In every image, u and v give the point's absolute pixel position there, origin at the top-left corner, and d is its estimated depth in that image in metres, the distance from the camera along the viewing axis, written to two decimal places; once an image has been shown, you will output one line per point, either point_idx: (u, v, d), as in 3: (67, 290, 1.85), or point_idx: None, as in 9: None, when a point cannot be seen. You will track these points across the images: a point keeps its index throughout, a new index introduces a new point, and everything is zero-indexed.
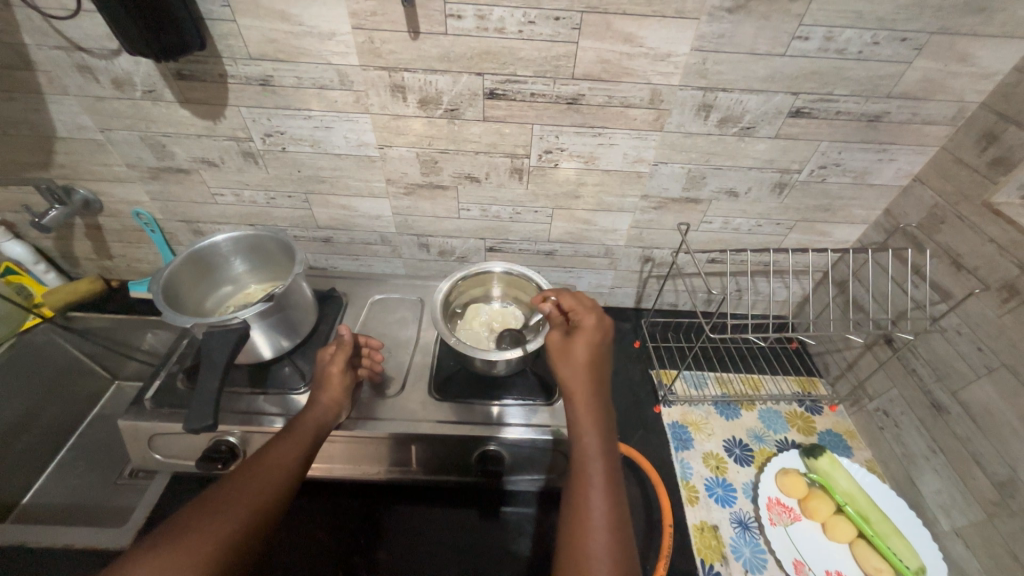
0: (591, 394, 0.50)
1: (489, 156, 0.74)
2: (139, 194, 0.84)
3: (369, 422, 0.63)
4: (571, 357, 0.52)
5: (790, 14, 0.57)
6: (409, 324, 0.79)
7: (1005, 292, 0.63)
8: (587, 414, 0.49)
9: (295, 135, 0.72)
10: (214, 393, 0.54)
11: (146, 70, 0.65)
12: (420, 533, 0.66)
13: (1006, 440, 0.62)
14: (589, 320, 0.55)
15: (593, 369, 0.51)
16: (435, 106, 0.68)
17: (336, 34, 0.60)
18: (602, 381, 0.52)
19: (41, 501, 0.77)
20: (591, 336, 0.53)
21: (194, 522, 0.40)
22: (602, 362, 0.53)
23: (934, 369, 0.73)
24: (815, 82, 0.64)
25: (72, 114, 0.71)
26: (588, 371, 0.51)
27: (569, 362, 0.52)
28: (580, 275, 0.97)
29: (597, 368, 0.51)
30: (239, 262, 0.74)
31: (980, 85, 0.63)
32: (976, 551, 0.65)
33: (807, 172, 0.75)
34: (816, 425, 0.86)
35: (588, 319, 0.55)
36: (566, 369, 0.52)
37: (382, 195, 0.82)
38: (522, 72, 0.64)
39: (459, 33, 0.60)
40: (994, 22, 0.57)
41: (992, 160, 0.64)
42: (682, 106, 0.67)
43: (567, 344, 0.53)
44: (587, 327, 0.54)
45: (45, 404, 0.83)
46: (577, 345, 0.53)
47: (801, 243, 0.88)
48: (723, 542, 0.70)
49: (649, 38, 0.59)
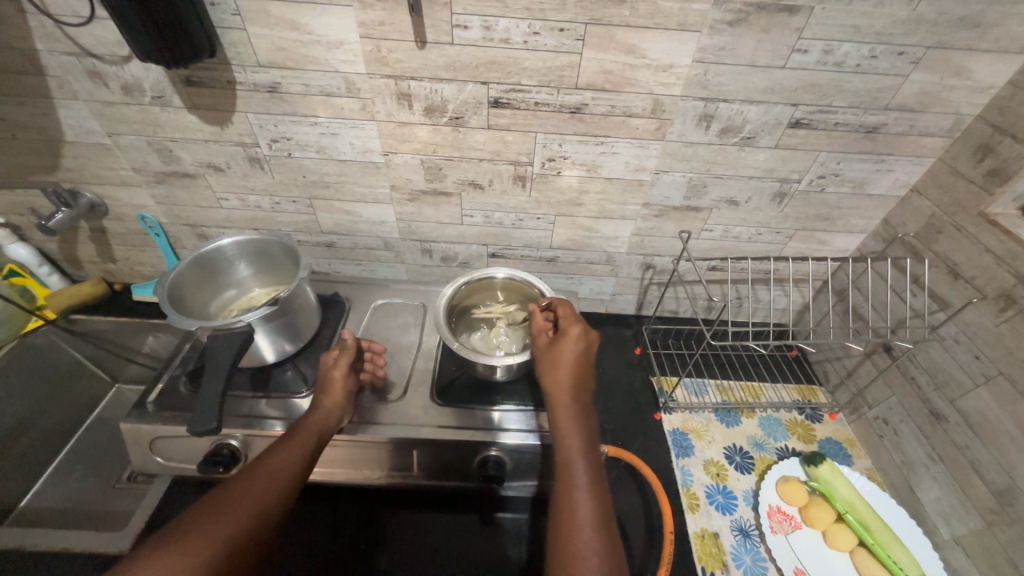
0: (574, 399, 0.52)
1: (492, 163, 0.75)
2: (144, 197, 0.84)
3: (370, 427, 0.63)
4: (556, 366, 0.55)
5: (789, 28, 0.58)
6: (411, 329, 0.79)
7: (1001, 301, 0.63)
8: (570, 419, 0.51)
9: (301, 141, 0.73)
10: (218, 397, 0.54)
11: (155, 77, 0.66)
12: (421, 538, 0.66)
13: (1004, 449, 0.62)
14: (573, 330, 0.57)
15: (575, 376, 0.54)
16: (440, 114, 0.69)
17: (344, 42, 0.61)
18: (585, 387, 0.54)
19: (39, 504, 0.77)
20: (575, 345, 0.56)
21: (198, 522, 0.40)
22: (585, 370, 0.55)
23: (933, 377, 0.73)
24: (813, 94, 0.65)
25: (81, 119, 0.72)
26: (571, 378, 0.53)
27: (554, 370, 0.54)
28: (581, 282, 0.97)
29: (578, 375, 0.54)
30: (244, 265, 0.74)
31: (975, 98, 0.64)
32: (976, 560, 0.65)
33: (806, 181, 0.76)
34: (816, 432, 0.87)
35: (573, 329, 0.57)
36: (551, 377, 0.54)
37: (386, 201, 0.83)
38: (527, 82, 0.65)
39: (465, 43, 0.61)
40: (989, 37, 0.58)
41: (988, 171, 0.65)
42: (684, 116, 0.68)
43: (552, 352, 0.56)
44: (572, 337, 0.56)
45: (46, 406, 0.83)
46: (562, 354, 0.55)
47: (800, 252, 0.89)
48: (723, 550, 0.70)
49: (651, 50, 0.61)
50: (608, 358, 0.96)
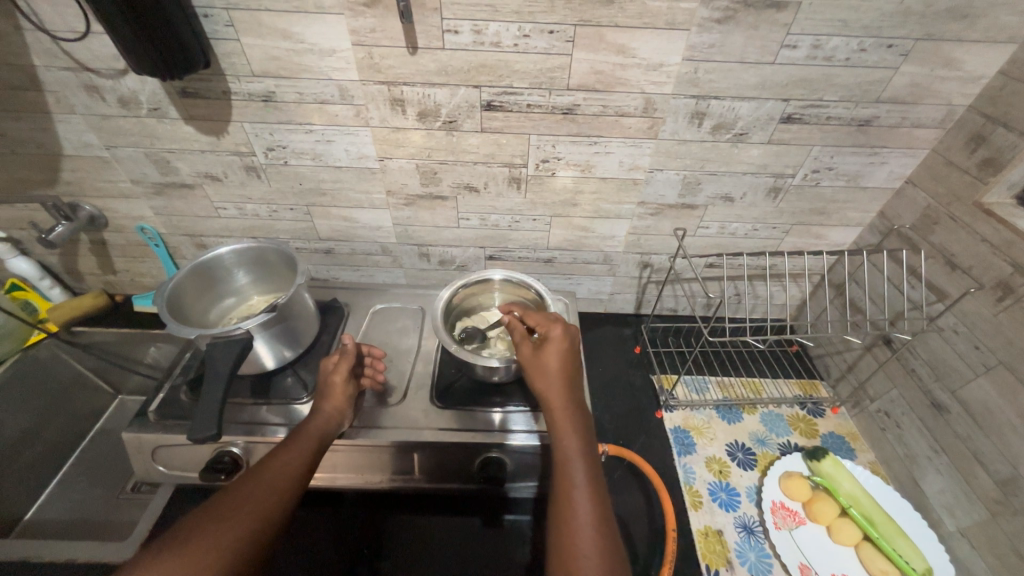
0: (567, 399, 0.52)
1: (487, 166, 0.75)
2: (143, 209, 0.85)
3: (370, 431, 0.63)
4: (544, 368, 0.54)
5: (777, 24, 0.59)
6: (410, 333, 0.79)
7: (999, 290, 0.63)
8: (564, 418, 0.51)
9: (297, 149, 0.74)
10: (218, 405, 0.55)
11: (151, 89, 0.67)
12: (422, 540, 0.66)
13: (1006, 438, 0.62)
14: (554, 330, 0.57)
15: (564, 378, 0.53)
16: (433, 118, 0.69)
17: (337, 50, 0.62)
18: (577, 388, 0.54)
19: (43, 517, 0.77)
20: (558, 346, 0.56)
21: (199, 528, 0.40)
22: (573, 371, 0.55)
23: (933, 368, 0.73)
24: (804, 89, 0.65)
25: (79, 132, 0.73)
26: (562, 381, 0.53)
27: (544, 374, 0.54)
28: (580, 282, 0.98)
29: (567, 376, 0.54)
30: (242, 274, 0.74)
31: (967, 88, 0.65)
32: (981, 551, 0.65)
33: (800, 176, 0.76)
34: (818, 427, 0.86)
35: (554, 330, 0.57)
36: (541, 380, 0.54)
37: (383, 206, 0.83)
38: (519, 84, 0.65)
39: (456, 47, 0.61)
40: (978, 27, 0.59)
41: (982, 161, 0.65)
42: (675, 114, 0.68)
43: (538, 356, 0.56)
44: (556, 337, 0.56)
45: (48, 419, 0.83)
46: (547, 357, 0.55)
47: (797, 246, 0.89)
48: (727, 547, 0.69)
49: (641, 49, 0.61)
50: (608, 357, 0.96)
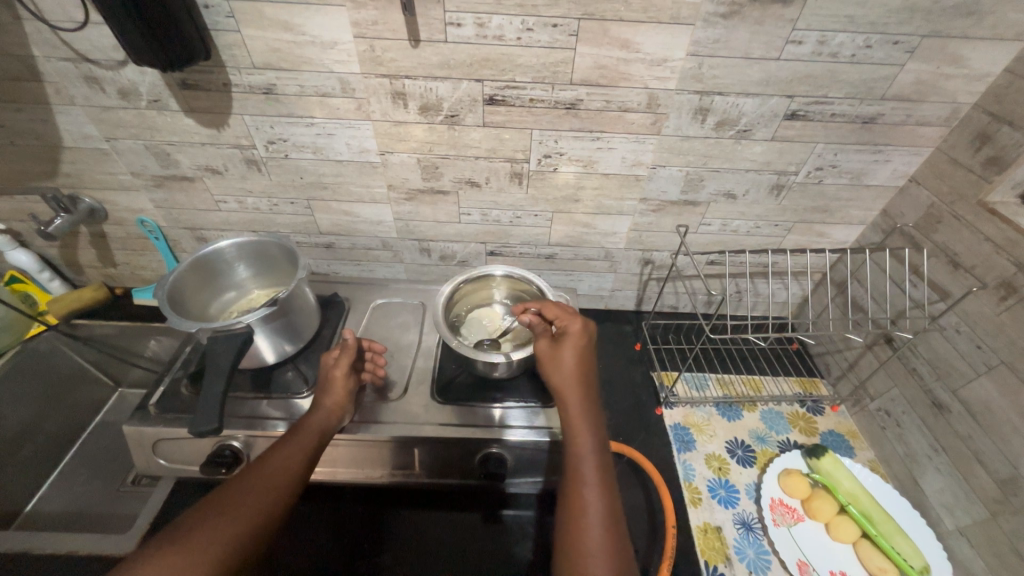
0: (580, 396, 0.52)
1: (489, 161, 0.75)
2: (142, 202, 0.85)
3: (371, 426, 0.63)
4: (559, 364, 0.54)
5: (782, 20, 0.58)
6: (411, 328, 0.79)
7: (1002, 289, 0.63)
8: (577, 416, 0.51)
9: (298, 142, 0.73)
10: (218, 400, 0.54)
11: (151, 80, 0.66)
12: (423, 535, 0.66)
13: (1007, 438, 0.62)
14: (572, 325, 0.56)
15: (579, 374, 0.53)
16: (435, 112, 0.69)
17: (338, 42, 0.61)
18: (590, 385, 0.53)
19: (45, 509, 0.77)
20: (576, 342, 0.55)
21: (200, 522, 0.40)
22: (588, 367, 0.55)
23: (934, 367, 0.73)
24: (808, 85, 0.65)
25: (79, 124, 0.73)
26: (576, 377, 0.53)
27: (557, 369, 0.54)
28: (581, 278, 0.97)
29: (582, 372, 0.54)
30: (243, 268, 0.74)
31: (972, 86, 0.64)
32: (980, 550, 0.65)
33: (803, 173, 0.76)
34: (818, 425, 0.87)
35: (572, 326, 0.57)
36: (555, 376, 0.54)
37: (384, 201, 0.83)
38: (521, 79, 0.65)
39: (459, 40, 0.61)
40: (985, 24, 0.58)
41: (986, 160, 0.65)
42: (679, 110, 0.68)
43: (554, 352, 0.55)
44: (573, 333, 0.56)
45: (48, 411, 0.83)
46: (563, 353, 0.54)
47: (799, 244, 0.89)
48: (726, 544, 0.69)
49: (645, 44, 0.61)
50: (608, 354, 0.96)
